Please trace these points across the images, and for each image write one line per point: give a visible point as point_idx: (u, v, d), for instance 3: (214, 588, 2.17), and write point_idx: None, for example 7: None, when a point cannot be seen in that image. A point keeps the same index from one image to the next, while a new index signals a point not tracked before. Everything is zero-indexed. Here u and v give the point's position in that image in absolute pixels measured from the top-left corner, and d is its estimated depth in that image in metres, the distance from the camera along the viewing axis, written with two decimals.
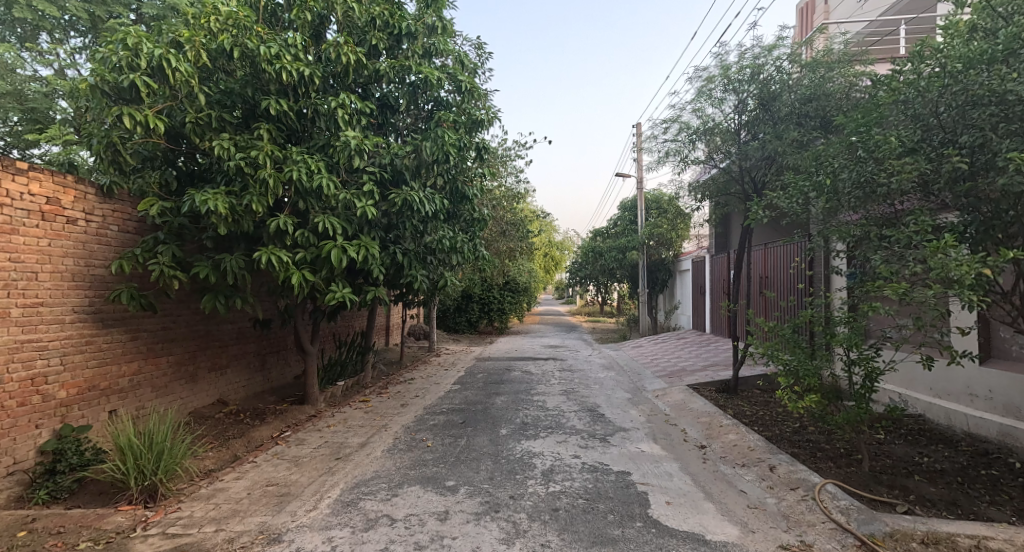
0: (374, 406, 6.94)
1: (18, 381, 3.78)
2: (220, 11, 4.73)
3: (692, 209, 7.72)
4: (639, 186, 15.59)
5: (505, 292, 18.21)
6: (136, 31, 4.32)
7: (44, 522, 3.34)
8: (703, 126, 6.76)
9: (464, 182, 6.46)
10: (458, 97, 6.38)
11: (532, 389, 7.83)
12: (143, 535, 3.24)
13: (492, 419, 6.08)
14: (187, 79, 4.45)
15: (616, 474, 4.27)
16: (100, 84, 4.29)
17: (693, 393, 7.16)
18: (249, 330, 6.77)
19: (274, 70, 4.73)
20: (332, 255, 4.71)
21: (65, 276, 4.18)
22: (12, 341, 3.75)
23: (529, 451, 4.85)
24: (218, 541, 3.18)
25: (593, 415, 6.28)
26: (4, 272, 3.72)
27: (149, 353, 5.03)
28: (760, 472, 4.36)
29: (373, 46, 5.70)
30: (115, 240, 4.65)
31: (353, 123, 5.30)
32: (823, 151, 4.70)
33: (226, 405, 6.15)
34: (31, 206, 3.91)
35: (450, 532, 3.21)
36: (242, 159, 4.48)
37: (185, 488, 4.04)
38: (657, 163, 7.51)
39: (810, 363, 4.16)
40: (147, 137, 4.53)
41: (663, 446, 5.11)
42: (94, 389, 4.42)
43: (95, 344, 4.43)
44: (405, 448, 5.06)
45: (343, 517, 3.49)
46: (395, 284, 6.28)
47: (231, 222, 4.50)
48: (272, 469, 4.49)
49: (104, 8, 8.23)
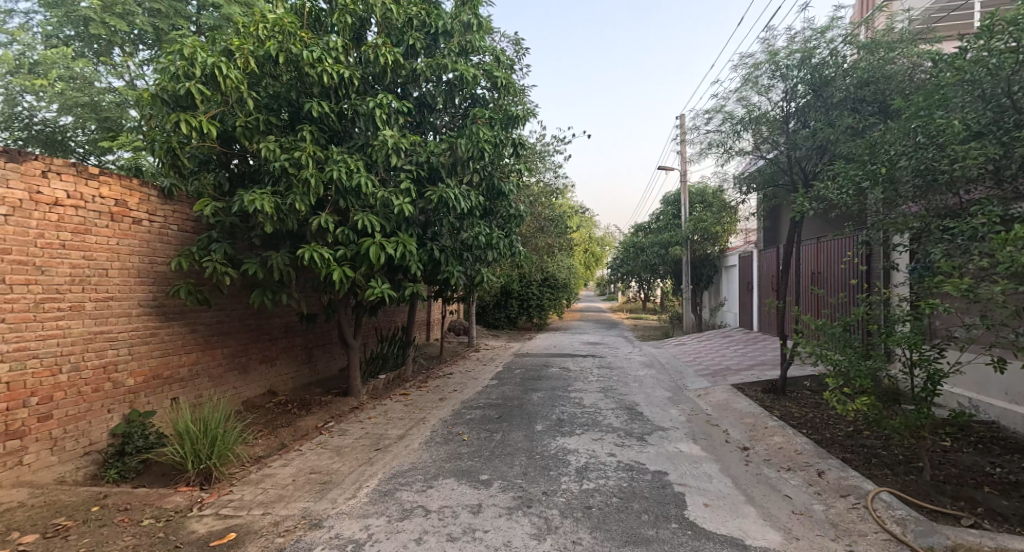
0: (414, 399, 7.09)
1: (92, 368, 4.12)
2: (268, 19, 4.95)
3: (738, 201, 7.46)
4: (683, 179, 15.12)
5: (544, 287, 18.12)
6: (192, 41, 4.59)
7: (115, 499, 3.62)
8: (748, 115, 6.52)
9: (500, 179, 6.50)
10: (495, 93, 6.41)
11: (569, 386, 7.77)
12: (198, 515, 3.46)
13: (527, 415, 6.11)
14: (237, 85, 4.68)
15: (652, 473, 4.19)
16: (160, 94, 4.60)
17: (737, 393, 6.91)
18: (296, 325, 7.09)
19: (316, 72, 4.92)
20: (371, 251, 4.85)
21: (131, 273, 4.50)
22: (87, 332, 4.08)
23: (564, 448, 4.82)
24: (264, 523, 3.35)
25: (630, 413, 6.17)
26: (79, 269, 4.05)
27: (206, 345, 5.36)
28: (807, 476, 4.15)
29: (410, 46, 5.85)
30: (175, 239, 4.95)
31: (391, 122, 5.44)
32: (878, 137, 4.40)
33: (276, 395, 6.48)
34: (101, 208, 4.23)
35: (482, 525, 3.25)
36: (287, 160, 4.69)
37: (236, 471, 4.29)
38: (699, 155, 7.29)
39: (864, 363, 3.91)
40: (203, 141, 4.81)
41: (703, 447, 4.96)
42: (158, 377, 4.76)
43: (158, 336, 4.77)
44: (442, 441, 5.16)
45: (380, 506, 3.60)
46: (432, 280, 6.38)
47: (277, 221, 4.72)
48: (315, 458, 4.68)
49: (167, 22, 8.72)
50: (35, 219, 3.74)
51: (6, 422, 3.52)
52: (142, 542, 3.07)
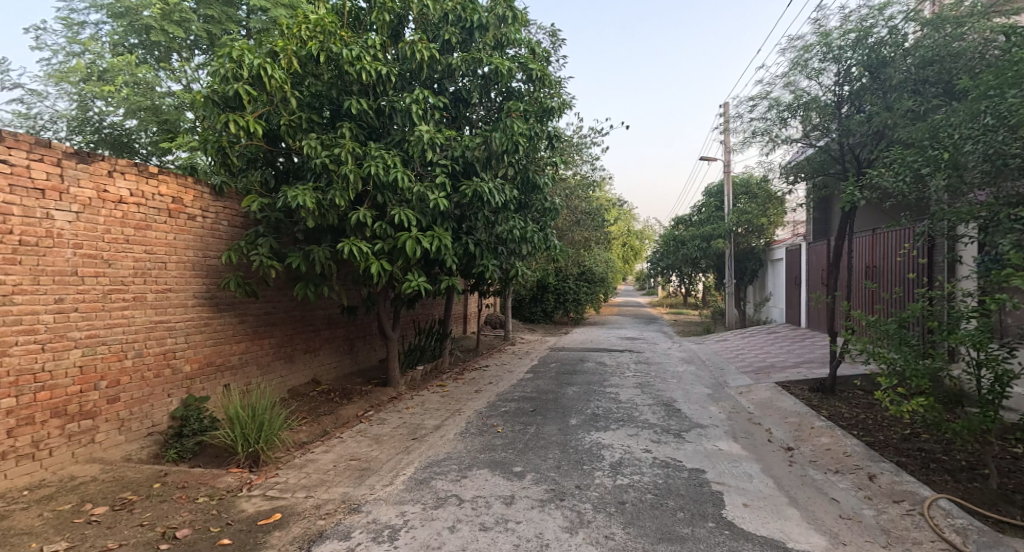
0: (450, 391, 7.21)
1: (154, 355, 4.40)
2: (310, 19, 5.11)
3: (784, 191, 7.14)
4: (727, 169, 14.61)
5: (580, 282, 17.96)
6: (241, 44, 4.79)
7: (174, 477, 3.86)
8: (796, 101, 6.23)
9: (535, 171, 6.51)
10: (530, 86, 6.39)
11: (605, 381, 7.69)
12: (247, 495, 3.65)
13: (562, 409, 6.09)
14: (281, 85, 4.86)
15: (689, 471, 4.10)
16: (212, 95, 4.83)
17: (782, 392, 6.66)
18: (338, 316, 7.34)
19: (356, 70, 5.07)
20: (408, 245, 4.95)
21: (187, 266, 4.77)
22: (149, 321, 4.36)
23: (598, 443, 4.78)
24: (307, 506, 3.49)
25: (668, 410, 6.05)
26: (141, 262, 4.32)
27: (254, 335, 5.62)
28: (857, 480, 3.95)
29: (446, 41, 5.92)
30: (226, 234, 5.20)
31: (427, 118, 5.53)
32: (941, 120, 4.12)
33: (319, 384, 6.73)
34: (160, 205, 4.49)
35: (515, 517, 3.27)
36: (327, 157, 4.85)
37: (282, 456, 4.48)
38: (741, 144, 7.02)
39: (921, 362, 3.67)
40: (250, 140, 5.02)
41: (743, 446, 4.80)
42: (211, 364, 5.04)
43: (211, 325, 5.04)
44: (477, 432, 5.23)
45: (416, 493, 3.68)
46: (468, 274, 6.44)
47: (318, 216, 4.89)
48: (355, 445, 4.84)
49: (220, 27, 9.14)
50: (103, 216, 4.00)
51: (80, 404, 3.79)
52: (198, 518, 3.27)
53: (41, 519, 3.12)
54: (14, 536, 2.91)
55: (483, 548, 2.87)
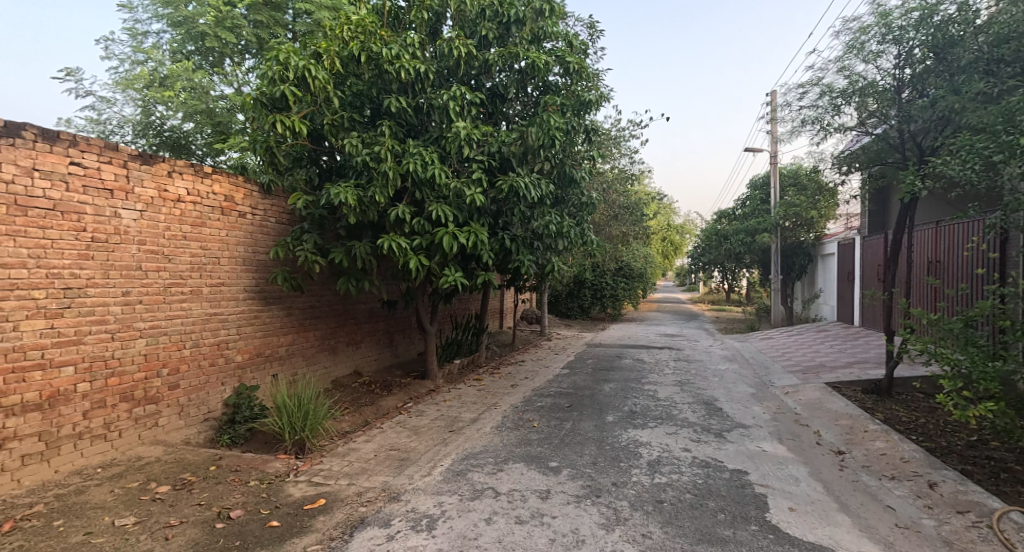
0: (487, 385, 7.28)
1: (209, 345, 4.65)
2: (351, 20, 5.24)
3: (836, 182, 6.80)
4: (774, 160, 14.04)
5: (618, 277, 17.73)
6: (287, 47, 4.96)
7: (228, 460, 4.07)
8: (851, 87, 5.92)
9: (572, 166, 6.47)
10: (567, 79, 6.33)
11: (643, 378, 7.57)
12: (294, 481, 3.81)
13: (599, 405, 6.04)
14: (324, 85, 5.01)
15: (731, 472, 3.98)
16: (260, 97, 5.02)
17: (832, 393, 6.37)
18: (379, 310, 7.53)
19: (395, 69, 5.17)
20: (445, 241, 5.02)
21: (238, 261, 5.00)
22: (204, 313, 4.61)
23: (635, 440, 4.72)
24: (349, 493, 3.61)
25: (708, 409, 5.90)
26: (198, 257, 4.56)
27: (301, 327, 5.84)
28: (915, 488, 3.73)
29: (483, 37, 5.97)
30: (274, 230, 5.42)
31: (464, 114, 5.57)
32: (1016, 103, 3.82)
33: (361, 376, 6.93)
34: (214, 203, 4.72)
35: (551, 511, 3.27)
36: (368, 154, 4.97)
37: (326, 444, 4.65)
38: (790, 134, 6.73)
39: (988, 364, 3.43)
40: (296, 140, 5.20)
41: (789, 448, 4.62)
42: (261, 355, 5.28)
43: (261, 318, 5.27)
44: (513, 426, 5.26)
45: (453, 485, 3.74)
46: (504, 269, 6.47)
47: (359, 213, 5.02)
48: (395, 435, 4.96)
49: (268, 31, 9.49)
50: (163, 214, 4.24)
51: (145, 390, 4.06)
52: (249, 500, 3.44)
53: (113, 495, 3.36)
54: (89, 510, 3.14)
55: (519, 540, 2.89)
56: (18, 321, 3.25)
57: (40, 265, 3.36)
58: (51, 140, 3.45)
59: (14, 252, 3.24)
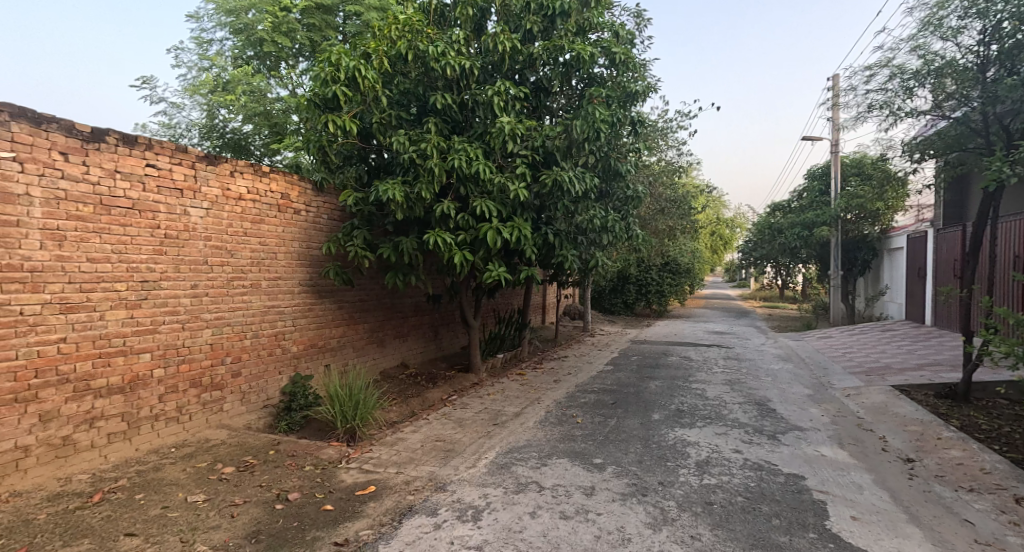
0: (530, 380, 7.30)
1: (268, 335, 4.89)
2: (399, 20, 5.35)
3: (907, 171, 6.34)
4: (835, 149, 13.28)
5: (664, 272, 17.33)
6: (338, 48, 5.12)
7: (286, 445, 4.27)
8: (927, 67, 5.52)
9: (617, 159, 6.36)
10: (613, 70, 6.22)
11: (690, 376, 7.38)
12: (346, 467, 3.95)
13: (644, 403, 5.94)
14: (373, 84, 5.13)
15: (786, 476, 3.83)
16: (313, 98, 5.21)
17: (899, 396, 5.99)
18: (424, 305, 7.67)
19: (441, 66, 5.24)
20: (489, 236, 5.05)
21: (294, 256, 5.22)
22: (263, 305, 4.84)
23: (683, 439, 4.61)
24: (398, 481, 3.71)
25: (761, 410, 5.67)
26: (257, 253, 4.80)
27: (351, 320, 6.04)
28: (997, 502, 3.45)
29: (528, 31, 5.95)
30: (326, 226, 5.62)
31: (508, 108, 5.56)
32: None
33: (407, 367, 7.10)
34: (272, 200, 4.94)
35: (595, 508, 3.25)
36: (414, 151, 5.07)
37: (376, 433, 4.80)
38: (854, 121, 6.34)
39: None
40: (346, 138, 5.36)
41: (851, 453, 4.39)
42: (315, 346, 5.50)
43: (314, 310, 5.49)
44: (556, 421, 5.25)
45: (498, 477, 3.78)
46: (547, 265, 6.45)
47: (406, 209, 5.14)
48: (440, 427, 5.06)
49: (321, 34, 9.82)
50: (227, 211, 4.48)
51: (211, 376, 4.32)
52: (305, 484, 3.60)
53: (185, 472, 3.60)
54: (165, 486, 3.38)
55: (564, 536, 2.89)
56: (104, 311, 3.53)
57: (121, 259, 3.63)
58: (131, 144, 3.70)
59: (100, 248, 3.50)
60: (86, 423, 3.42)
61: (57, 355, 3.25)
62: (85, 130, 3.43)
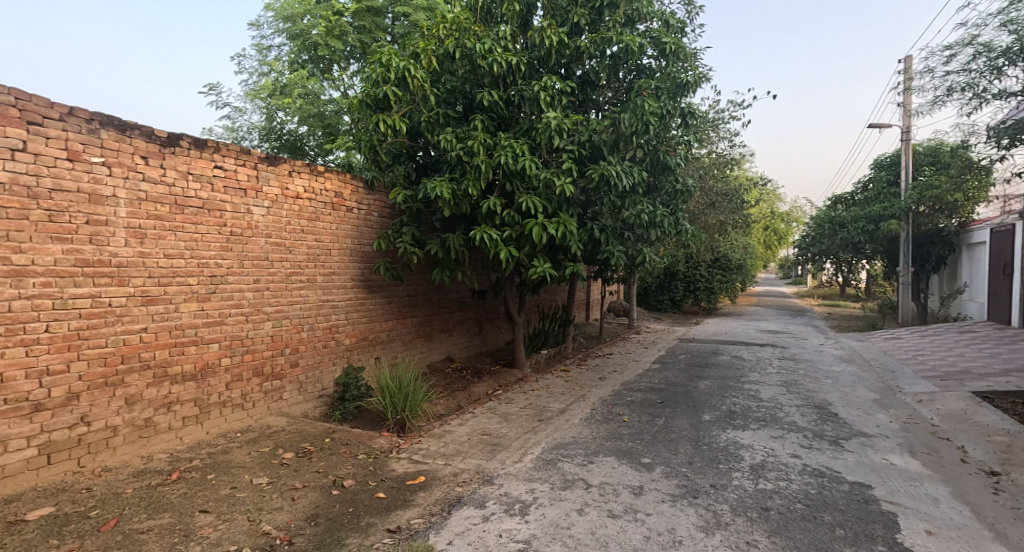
0: (575, 376, 7.26)
1: (323, 328, 5.09)
2: (447, 18, 5.41)
3: (991, 159, 5.85)
4: (905, 137, 12.42)
5: (713, 268, 16.78)
6: (388, 49, 5.24)
7: (340, 434, 4.44)
8: (1018, 44, 5.07)
9: (666, 152, 6.20)
10: (662, 61, 6.06)
11: (742, 377, 7.12)
12: (397, 457, 4.07)
13: (693, 403, 5.79)
14: (422, 83, 5.22)
15: (850, 484, 3.63)
16: (365, 99, 5.36)
17: (981, 404, 5.55)
18: (469, 300, 7.77)
19: (488, 63, 5.27)
20: (535, 232, 5.05)
21: (347, 252, 5.40)
22: (319, 299, 5.04)
23: (736, 441, 4.46)
24: (447, 473, 3.79)
25: (821, 413, 5.41)
26: (313, 249, 4.99)
27: (400, 315, 6.20)
28: None
29: (575, 24, 5.89)
30: (376, 223, 5.78)
31: (555, 103, 5.53)
32: None
33: (453, 362, 7.22)
34: (326, 199, 5.13)
35: (645, 508, 3.20)
36: (461, 149, 5.13)
37: (424, 425, 4.91)
38: (931, 105, 5.90)
39: None
40: (396, 138, 5.48)
41: (924, 463, 4.11)
42: (366, 339, 5.68)
43: (366, 305, 5.66)
44: (602, 419, 5.20)
45: (544, 473, 3.79)
46: (593, 260, 6.39)
47: (453, 206, 5.21)
48: (486, 421, 5.12)
49: (371, 36, 10.08)
50: (286, 210, 4.69)
51: (272, 366, 4.54)
52: (359, 471, 3.74)
53: (250, 456, 3.82)
54: (233, 467, 3.59)
55: (613, 534, 2.86)
56: (179, 304, 3.78)
57: (193, 256, 3.87)
58: (202, 147, 3.93)
59: (175, 245, 3.75)
60: (164, 407, 3.68)
61: (139, 344, 3.51)
62: (163, 135, 3.66)
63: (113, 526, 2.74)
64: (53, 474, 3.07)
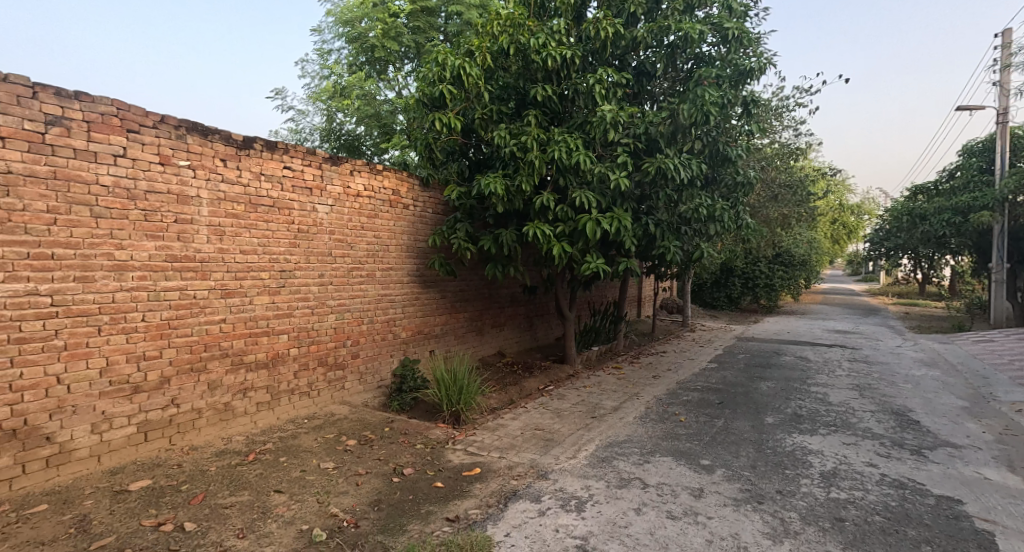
0: (628, 374, 7.14)
1: (381, 322, 5.26)
2: (501, 15, 5.44)
3: None
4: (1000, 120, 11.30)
5: (775, 264, 15.99)
6: (443, 48, 5.33)
7: (398, 423, 4.59)
8: None
9: (727, 143, 5.96)
10: (724, 48, 5.81)
11: (808, 379, 6.75)
12: (452, 448, 4.15)
13: (754, 404, 5.55)
14: (477, 80, 5.27)
15: (937, 498, 3.36)
16: (422, 98, 5.48)
17: None
18: (520, 296, 7.79)
19: (541, 58, 5.24)
20: (588, 227, 4.99)
21: (403, 248, 5.55)
22: (377, 293, 5.21)
23: (803, 447, 4.24)
24: (501, 466, 3.83)
25: (899, 420, 5.03)
26: (372, 245, 5.16)
27: (453, 309, 6.31)
28: None
29: (631, 14, 5.75)
30: (431, 220, 5.90)
31: (609, 96, 5.43)
32: None
33: (505, 356, 7.27)
34: (384, 196, 5.29)
35: (706, 511, 3.10)
36: (515, 145, 5.14)
37: (478, 418, 4.98)
38: None
39: None
40: (450, 135, 5.56)
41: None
42: (421, 333, 5.82)
43: (421, 299, 5.80)
44: (658, 418, 5.08)
45: (599, 470, 3.75)
46: (647, 256, 6.24)
47: (507, 201, 5.23)
48: (539, 416, 5.12)
49: (425, 37, 10.25)
50: (347, 208, 4.87)
51: (335, 356, 4.75)
52: (417, 461, 3.84)
53: (317, 442, 4.01)
54: (301, 452, 3.79)
55: (674, 536, 2.79)
56: (252, 297, 4.01)
57: (265, 252, 4.10)
58: (272, 149, 4.14)
59: (249, 242, 3.98)
60: (240, 392, 3.93)
61: (219, 333, 3.76)
62: (239, 138, 3.89)
63: (201, 500, 2.97)
64: (150, 450, 3.36)
